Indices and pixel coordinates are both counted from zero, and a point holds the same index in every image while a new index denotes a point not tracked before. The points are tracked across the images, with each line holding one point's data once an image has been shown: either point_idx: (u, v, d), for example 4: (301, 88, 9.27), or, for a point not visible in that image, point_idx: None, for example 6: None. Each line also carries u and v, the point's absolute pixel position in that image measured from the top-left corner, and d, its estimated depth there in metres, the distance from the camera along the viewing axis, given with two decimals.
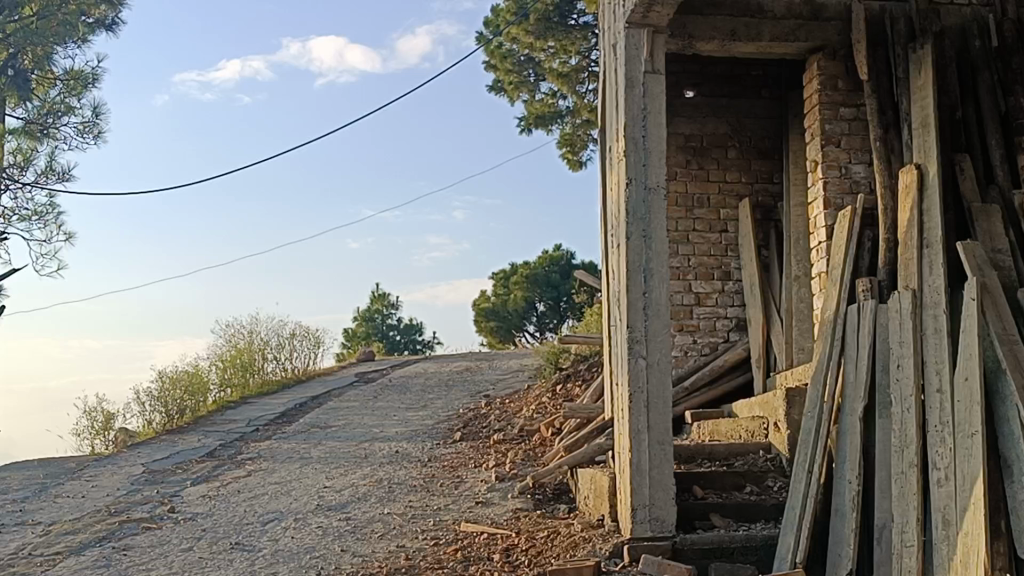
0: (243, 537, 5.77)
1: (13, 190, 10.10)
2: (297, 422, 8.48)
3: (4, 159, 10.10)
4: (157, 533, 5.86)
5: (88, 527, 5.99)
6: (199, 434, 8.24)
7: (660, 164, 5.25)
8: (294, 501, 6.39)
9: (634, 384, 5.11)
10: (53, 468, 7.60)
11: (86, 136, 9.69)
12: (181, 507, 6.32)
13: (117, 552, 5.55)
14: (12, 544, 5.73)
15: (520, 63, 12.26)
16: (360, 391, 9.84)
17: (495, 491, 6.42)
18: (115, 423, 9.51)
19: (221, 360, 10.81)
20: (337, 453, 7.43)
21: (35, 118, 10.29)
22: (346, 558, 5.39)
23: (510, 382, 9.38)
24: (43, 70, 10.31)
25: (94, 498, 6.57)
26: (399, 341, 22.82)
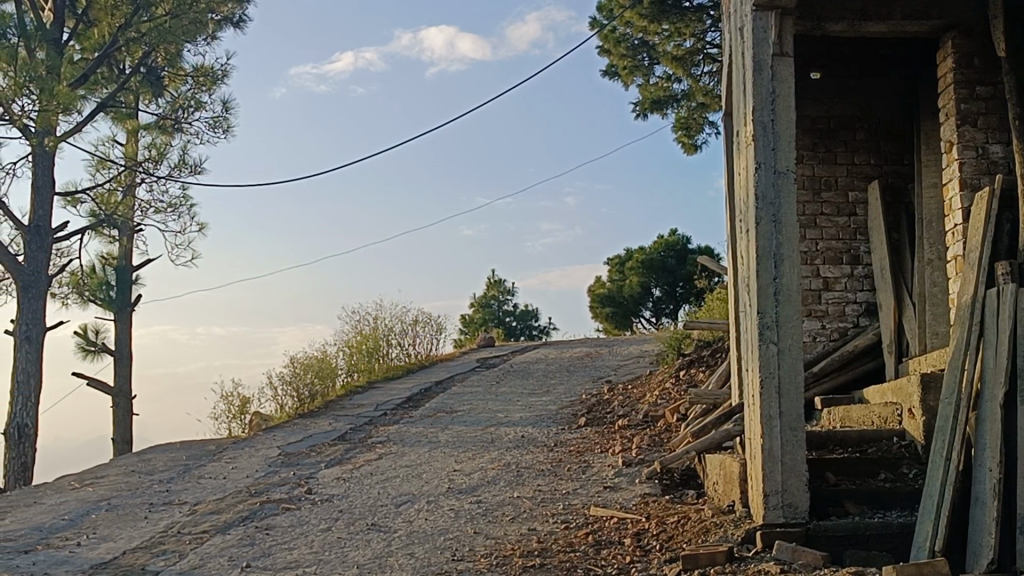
0: (379, 518, 5.92)
1: (148, 183, 10.45)
2: (423, 406, 8.65)
3: (140, 153, 10.37)
4: (296, 513, 6.05)
5: (231, 506, 6.21)
6: (330, 417, 8.47)
7: (790, 148, 5.19)
8: (426, 484, 6.52)
9: (766, 369, 5.07)
10: (194, 450, 7.89)
11: (216, 130, 9.99)
12: (318, 489, 6.51)
13: (260, 531, 5.75)
14: (161, 523, 5.97)
15: (634, 47, 12.22)
16: (482, 376, 9.96)
17: (623, 476, 6.45)
18: (250, 406, 9.82)
19: (348, 346, 11.10)
20: (464, 438, 7.55)
21: (167, 113, 10.39)
22: (479, 540, 5.49)
23: (632, 368, 9.39)
24: (175, 68, 10.26)
25: (235, 479, 6.81)
26: (515, 327, 22.97)
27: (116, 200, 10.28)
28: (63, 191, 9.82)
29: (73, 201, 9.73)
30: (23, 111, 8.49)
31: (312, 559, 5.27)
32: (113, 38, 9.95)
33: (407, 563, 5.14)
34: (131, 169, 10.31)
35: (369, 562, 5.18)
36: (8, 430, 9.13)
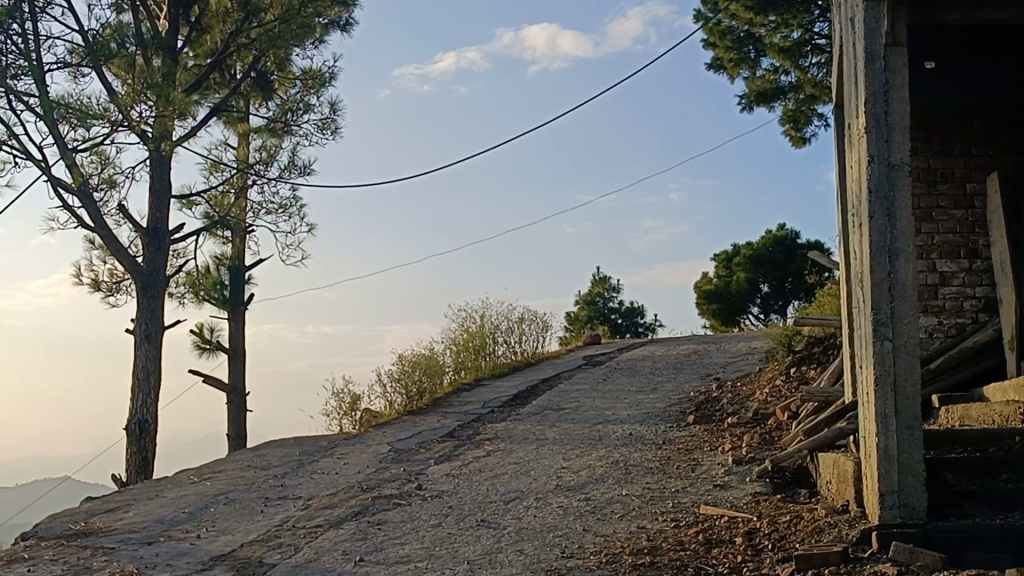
0: (488, 514, 5.96)
1: (260, 184, 10.69)
2: (531, 404, 8.67)
3: (251, 155, 10.61)
4: (407, 509, 6.13)
5: (344, 501, 6.32)
6: (438, 415, 8.55)
7: (904, 140, 5.04)
8: (534, 481, 6.55)
9: (881, 366, 4.93)
10: (307, 446, 8.05)
11: (325, 132, 10.18)
12: (428, 485, 6.58)
13: (372, 526, 5.84)
14: (277, 517, 6.11)
15: (740, 39, 12.09)
16: (589, 374, 9.95)
17: (733, 474, 6.37)
18: (360, 403, 9.98)
19: (455, 344, 11.21)
20: (572, 435, 7.55)
21: (277, 116, 10.52)
22: (589, 537, 5.48)
23: (741, 365, 9.27)
24: (284, 72, 10.42)
25: (347, 475, 6.94)
26: (622, 324, 22.88)
27: (229, 202, 10.51)
28: (179, 193, 10.10)
29: (188, 203, 10.00)
30: (141, 117, 8.75)
31: (424, 554, 5.33)
32: (224, 44, 10.07)
33: (517, 560, 5.16)
34: (243, 172, 10.55)
35: (479, 558, 5.22)
36: (130, 426, 9.39)
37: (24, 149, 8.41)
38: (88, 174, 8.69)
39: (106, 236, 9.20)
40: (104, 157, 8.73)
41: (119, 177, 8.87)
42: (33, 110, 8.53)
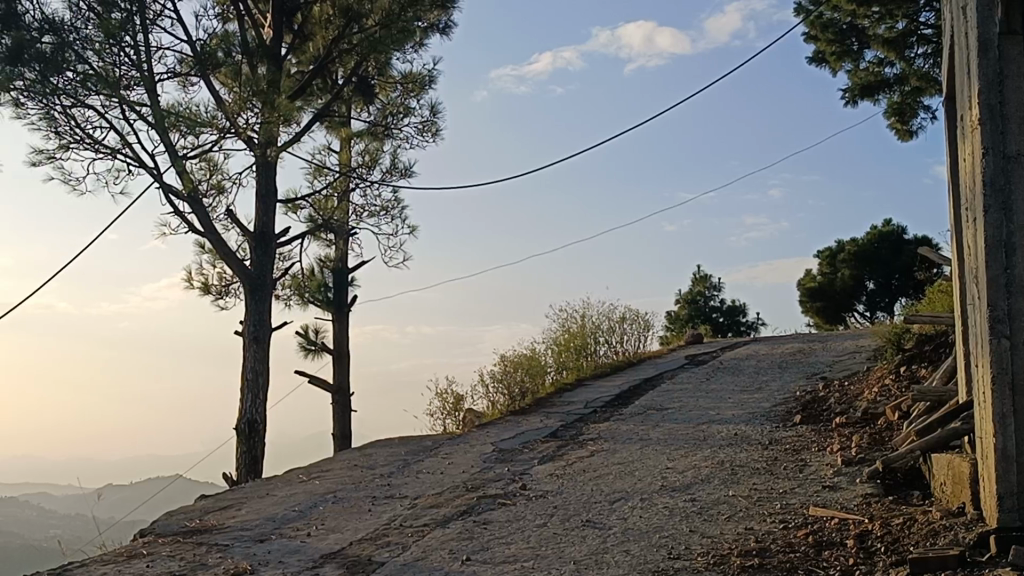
0: (593, 515, 5.95)
1: (362, 187, 10.83)
2: (634, 403, 8.63)
3: (354, 159, 10.75)
4: (512, 508, 6.15)
5: (449, 501, 6.37)
6: (541, 415, 8.57)
7: (1020, 131, 4.86)
8: (639, 481, 6.51)
9: (998, 364, 4.77)
10: (412, 446, 8.14)
11: (425, 134, 10.28)
12: (532, 485, 6.60)
13: (478, 525, 5.88)
14: (385, 515, 6.19)
15: (843, 32, 11.87)
16: (692, 373, 9.87)
17: (842, 476, 6.25)
18: (463, 403, 10.06)
19: (557, 344, 11.24)
20: (676, 436, 7.49)
21: (378, 120, 10.71)
22: (696, 538, 5.43)
23: (848, 363, 9.10)
24: (384, 76, 10.38)
25: (452, 475, 6.99)
26: (723, 323, 22.63)
27: (332, 205, 10.63)
28: (283, 197, 10.30)
29: (293, 207, 10.19)
30: (247, 124, 8.92)
31: (530, 554, 5.35)
32: (326, 51, 10.13)
33: (624, 560, 5.14)
34: (345, 176, 10.71)
35: (586, 558, 5.21)
36: (240, 425, 9.58)
37: (137, 157, 8.65)
38: (197, 181, 8.91)
39: (215, 241, 9.43)
40: (213, 164, 8.94)
41: (227, 183, 9.08)
42: (145, 119, 8.78)
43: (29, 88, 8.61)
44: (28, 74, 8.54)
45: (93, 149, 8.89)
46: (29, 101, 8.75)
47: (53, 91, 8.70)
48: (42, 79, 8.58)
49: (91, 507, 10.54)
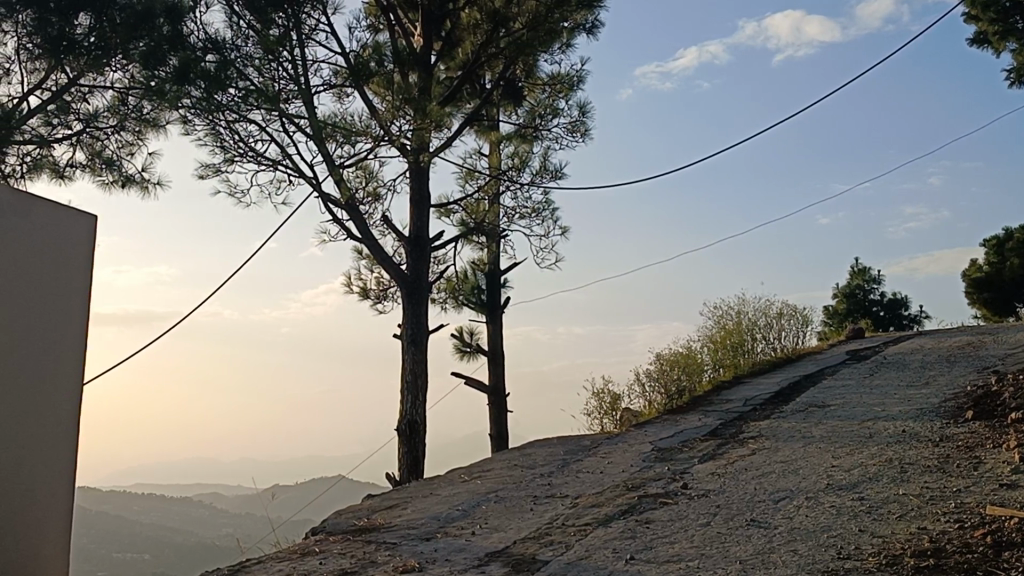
0: (758, 514, 5.86)
1: (513, 189, 10.78)
2: (794, 401, 8.45)
3: (504, 161, 10.80)
4: (675, 508, 6.11)
5: (610, 500, 6.37)
6: (699, 413, 8.48)
7: None
8: (804, 479, 6.38)
9: None
10: (571, 445, 8.17)
11: (575, 135, 10.31)
12: (693, 484, 6.54)
13: (640, 525, 5.86)
14: (547, 514, 6.23)
15: (1006, 10, 11.36)
16: (854, 368, 9.62)
17: (1021, 473, 5.97)
18: (620, 402, 10.06)
19: (713, 342, 11.16)
20: (840, 433, 7.31)
21: (526, 122, 10.66)
22: (866, 538, 5.29)
23: (1023, 356, 8.70)
24: (532, 78, 10.39)
25: (612, 473, 6.99)
26: (884, 317, 21.98)
27: (483, 208, 10.71)
28: (436, 202, 10.48)
29: (445, 212, 10.36)
30: (400, 132, 9.04)
31: (694, 553, 5.30)
32: (475, 55, 10.18)
33: (792, 560, 5.04)
34: (495, 179, 10.74)
35: (752, 557, 5.13)
36: (402, 425, 9.75)
37: (297, 169, 8.93)
38: (354, 189, 9.15)
39: (372, 247, 9.65)
40: (369, 172, 9.17)
41: (383, 190, 9.29)
42: (304, 131, 9.06)
43: (196, 106, 8.93)
44: (195, 93, 8.86)
45: (257, 162, 9.20)
46: (197, 118, 9.10)
47: (218, 108, 9.00)
48: (207, 97, 8.88)
49: (262, 507, 10.91)
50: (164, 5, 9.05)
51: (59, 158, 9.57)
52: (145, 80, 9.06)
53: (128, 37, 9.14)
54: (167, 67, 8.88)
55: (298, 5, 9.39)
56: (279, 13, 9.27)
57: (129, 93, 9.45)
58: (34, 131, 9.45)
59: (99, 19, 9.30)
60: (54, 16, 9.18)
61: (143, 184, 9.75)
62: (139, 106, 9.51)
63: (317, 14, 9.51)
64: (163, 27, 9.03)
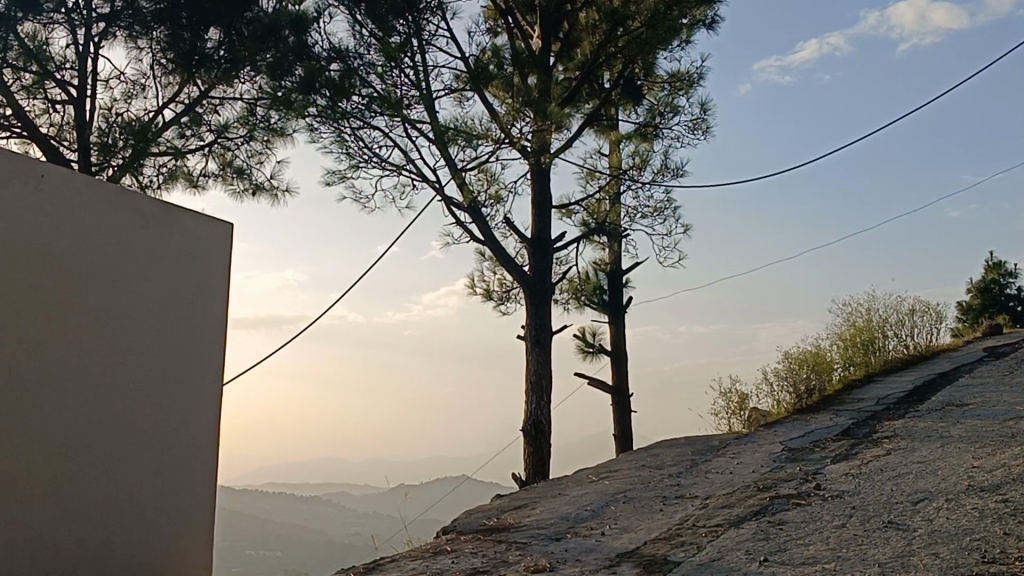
0: (895, 516, 5.71)
1: (634, 188, 10.70)
2: (930, 400, 8.21)
3: (624, 161, 10.70)
4: (808, 509, 5.99)
5: (742, 501, 6.29)
6: (830, 413, 8.30)
7: None
8: (943, 480, 6.18)
9: None
10: (699, 445, 8.09)
11: (696, 132, 10.22)
12: (827, 485, 6.41)
13: (773, 526, 5.77)
14: (677, 515, 6.18)
15: None
16: (993, 366, 9.28)
17: None
18: (748, 402, 9.94)
19: (842, 339, 10.94)
20: (980, 433, 7.07)
21: (646, 121, 10.40)
22: (1012, 541, 5.09)
23: None
24: (652, 76, 10.24)
25: (741, 474, 6.89)
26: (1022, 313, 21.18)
27: (604, 208, 10.72)
28: (557, 203, 10.50)
29: (566, 212, 10.38)
30: (521, 134, 9.03)
31: (830, 555, 5.19)
32: (593, 55, 10.20)
33: (933, 564, 4.89)
34: (616, 178, 10.70)
35: (891, 561, 5.00)
36: (527, 427, 9.78)
37: (421, 173, 9.04)
38: (476, 192, 9.26)
39: (495, 249, 9.73)
40: (490, 174, 9.25)
41: (504, 192, 9.35)
42: (427, 136, 9.18)
43: (322, 114, 9.17)
44: (320, 101, 9.10)
45: (381, 168, 9.37)
46: (323, 127, 9.32)
47: (343, 116, 9.20)
48: (333, 105, 9.10)
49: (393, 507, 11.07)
50: (289, 18, 9.28)
51: (193, 168, 9.89)
52: (273, 90, 9.40)
53: (255, 50, 9.43)
54: (293, 77, 9.18)
55: (418, 11, 9.51)
56: (400, 20, 9.40)
57: (257, 104, 9.82)
58: (170, 143, 9.80)
59: (228, 33, 9.61)
60: (186, 31, 9.50)
61: (273, 192, 10.03)
62: (268, 116, 9.85)
63: (437, 19, 9.63)
64: (289, 37, 9.29)
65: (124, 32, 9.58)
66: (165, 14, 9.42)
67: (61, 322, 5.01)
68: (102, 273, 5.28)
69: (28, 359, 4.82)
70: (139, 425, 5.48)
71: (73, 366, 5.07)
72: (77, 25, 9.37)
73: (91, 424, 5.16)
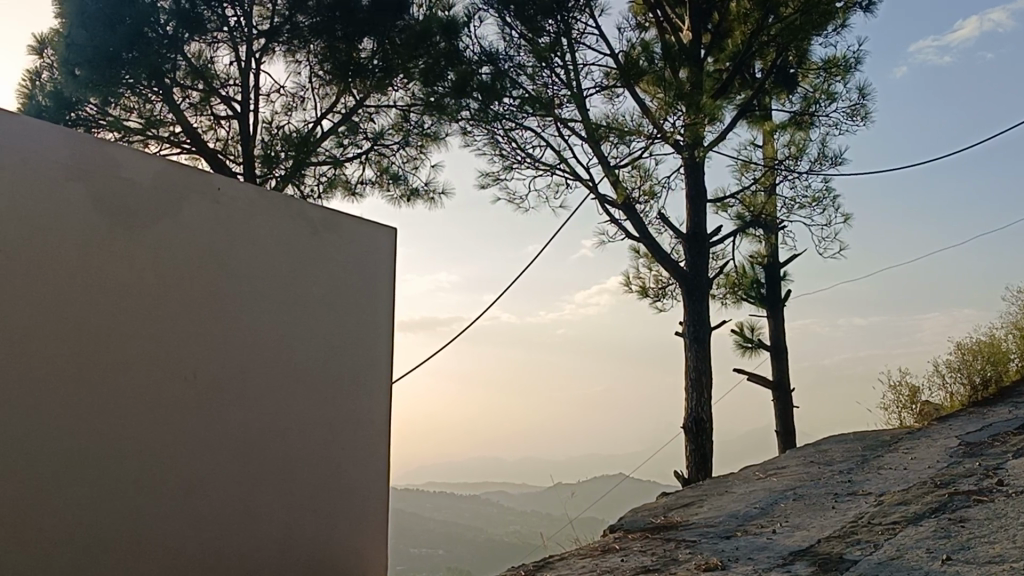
0: None
1: (790, 179, 10.44)
2: None
3: (780, 151, 10.49)
4: (991, 506, 5.75)
5: (919, 497, 6.09)
6: (1009, 405, 7.95)
7: None
8: None
9: None
10: (869, 441, 7.87)
11: (855, 118, 9.96)
12: (1010, 480, 6.14)
13: (955, 524, 5.55)
14: (850, 513, 6.01)
15: None
16: None
17: None
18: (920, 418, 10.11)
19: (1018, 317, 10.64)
20: None
21: (801, 110, 10.12)
22: None
23: None
24: (806, 64, 10.04)
25: (916, 470, 6.67)
26: None
27: (761, 200, 10.56)
28: (714, 196, 10.52)
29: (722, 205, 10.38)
30: (674, 128, 8.89)
31: (1018, 554, 4.96)
32: (746, 45, 10.00)
33: None
34: (771, 170, 10.46)
35: None
36: (688, 424, 9.69)
37: (573, 172, 9.08)
38: (630, 189, 9.27)
39: (651, 245, 9.73)
40: (644, 170, 9.22)
41: (659, 187, 9.28)
42: (579, 135, 9.22)
43: (474, 117, 9.30)
44: (472, 104, 9.26)
45: (534, 168, 9.45)
46: (476, 129, 9.44)
47: (495, 118, 9.28)
48: (484, 107, 9.22)
49: (569, 518, 11.09)
50: (440, 24, 9.51)
51: (351, 176, 10.13)
52: (425, 96, 9.65)
53: (408, 57, 9.68)
54: (445, 82, 9.39)
55: (567, 10, 9.51)
56: (549, 20, 9.44)
57: (411, 109, 10.05)
58: (328, 152, 10.06)
59: (381, 43, 9.93)
60: (342, 43, 9.90)
61: (429, 197, 10.27)
62: (421, 122, 10.06)
63: (586, 17, 9.60)
64: (439, 43, 9.52)
65: (284, 47, 9.99)
66: (321, 27, 9.90)
67: (238, 328, 5.20)
68: (276, 281, 5.47)
69: (210, 364, 5.02)
70: (314, 427, 5.65)
71: (251, 371, 5.25)
72: (239, 42, 9.81)
73: (269, 427, 5.34)
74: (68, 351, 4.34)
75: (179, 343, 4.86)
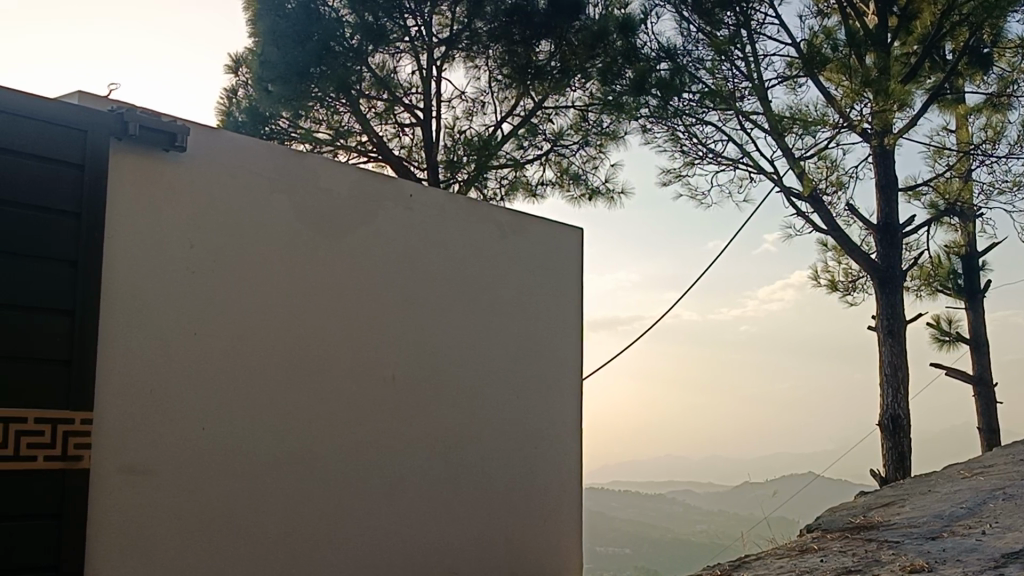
0: None
1: (989, 165, 9.86)
2: None
3: (974, 136, 10.00)
4: None
5: None
6: None
7: None
8: None
9: None
10: None
11: None
12: None
13: None
14: None
15: None
16: None
17: None
18: None
19: None
20: None
21: (998, 90, 9.85)
22: None
23: None
24: (1002, 41, 9.48)
25: None
26: None
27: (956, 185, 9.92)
28: (904, 184, 10.08)
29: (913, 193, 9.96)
30: (861, 116, 8.70)
31: None
32: (936, 26, 9.57)
33: None
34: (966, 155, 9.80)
35: None
36: (884, 421, 9.39)
37: (757, 166, 8.90)
38: (816, 182, 9.00)
39: (840, 239, 9.46)
40: (831, 161, 8.95)
41: (846, 179, 9.00)
42: (762, 127, 9.01)
43: (654, 114, 9.28)
44: (651, 101, 9.22)
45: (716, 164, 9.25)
46: (656, 126, 9.39)
47: (675, 114, 9.22)
48: (664, 104, 9.18)
49: (762, 517, 10.90)
50: (617, 22, 9.50)
51: (531, 177, 10.27)
52: (604, 95, 9.61)
53: (586, 57, 9.79)
54: (623, 80, 9.37)
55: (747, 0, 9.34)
56: (727, 13, 9.31)
57: (589, 109, 10.06)
58: (509, 155, 10.20)
59: (558, 42, 9.95)
60: (520, 46, 10.00)
61: (609, 195, 10.24)
62: (601, 121, 10.08)
63: (765, 7, 9.39)
64: (617, 42, 9.52)
65: (463, 53, 10.17)
66: (499, 33, 10.01)
67: (434, 330, 5.34)
68: (469, 284, 5.58)
69: (407, 366, 5.17)
70: (509, 427, 5.75)
71: (446, 371, 5.39)
72: (420, 51, 10.08)
73: (465, 427, 5.46)
74: (276, 354, 4.56)
75: (378, 346, 5.03)
